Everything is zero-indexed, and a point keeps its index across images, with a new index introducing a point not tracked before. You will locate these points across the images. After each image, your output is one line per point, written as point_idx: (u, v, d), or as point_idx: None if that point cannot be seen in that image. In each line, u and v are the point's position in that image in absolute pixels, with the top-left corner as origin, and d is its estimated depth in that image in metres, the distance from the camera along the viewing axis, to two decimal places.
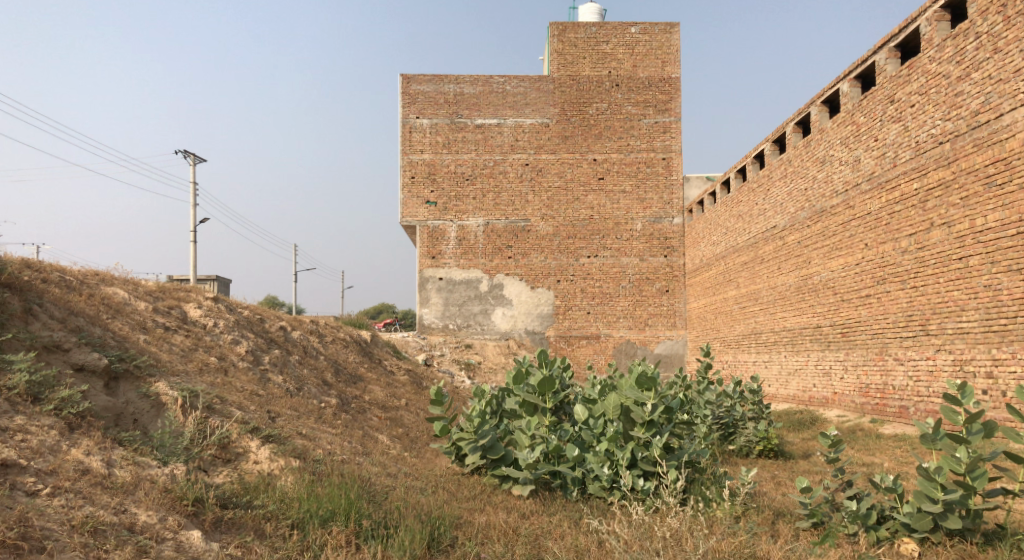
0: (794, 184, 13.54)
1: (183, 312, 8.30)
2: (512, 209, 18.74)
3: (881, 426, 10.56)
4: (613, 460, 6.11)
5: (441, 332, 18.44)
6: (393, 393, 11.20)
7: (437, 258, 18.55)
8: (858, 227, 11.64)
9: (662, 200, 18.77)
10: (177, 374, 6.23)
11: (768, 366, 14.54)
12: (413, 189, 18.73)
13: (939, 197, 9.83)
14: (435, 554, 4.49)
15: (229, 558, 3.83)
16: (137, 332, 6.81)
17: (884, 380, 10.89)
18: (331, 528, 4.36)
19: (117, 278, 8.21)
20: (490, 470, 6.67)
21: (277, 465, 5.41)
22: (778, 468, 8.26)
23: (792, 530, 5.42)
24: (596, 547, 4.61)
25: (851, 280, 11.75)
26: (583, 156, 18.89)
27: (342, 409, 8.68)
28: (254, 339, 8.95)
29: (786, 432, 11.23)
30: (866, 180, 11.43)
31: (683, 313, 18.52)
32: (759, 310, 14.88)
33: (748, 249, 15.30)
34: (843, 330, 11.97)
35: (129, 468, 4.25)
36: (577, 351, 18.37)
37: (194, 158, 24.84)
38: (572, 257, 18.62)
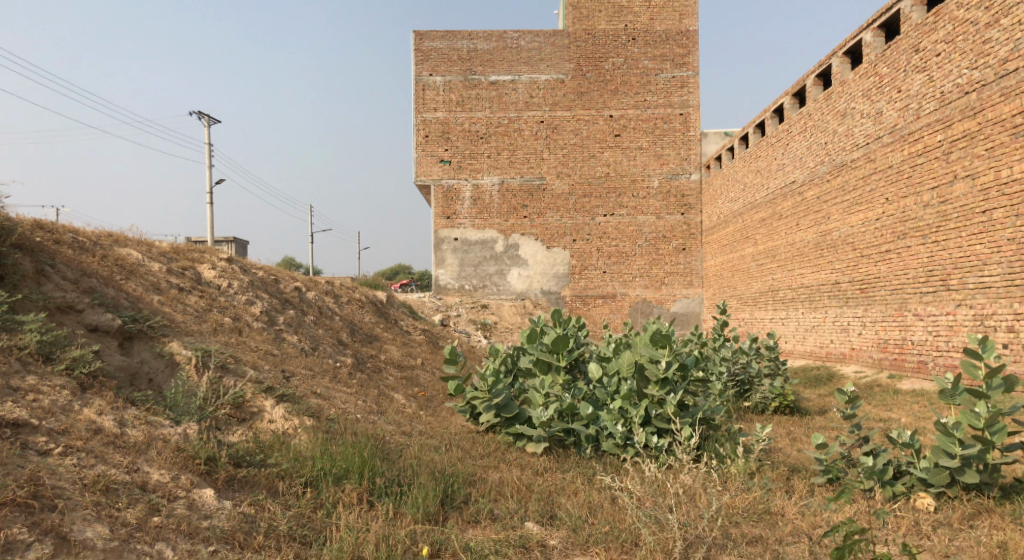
0: (814, 138, 13.22)
1: (197, 273, 8.31)
2: (527, 168, 18.54)
3: (900, 382, 10.47)
4: (627, 418, 6.08)
5: (457, 293, 18.46)
6: (409, 352, 11.25)
7: (452, 217, 18.45)
8: (879, 181, 11.38)
9: (679, 156, 18.44)
10: (191, 334, 6.26)
11: (786, 323, 14.42)
12: (427, 148, 18.57)
13: (963, 149, 9.57)
14: (449, 510, 4.51)
15: (242, 516, 3.87)
16: (151, 293, 6.83)
17: (903, 336, 10.76)
18: (344, 486, 4.39)
19: (131, 239, 8.22)
20: (505, 428, 6.67)
21: (292, 424, 5.44)
22: (794, 424, 8.22)
23: (807, 486, 5.35)
24: (609, 504, 4.61)
25: (872, 235, 11.53)
26: (599, 113, 18.57)
27: (357, 368, 8.72)
28: (269, 300, 8.96)
29: (803, 388, 11.18)
30: (888, 133, 11.12)
31: (700, 271, 18.38)
32: (776, 266, 14.71)
33: (766, 205, 15.04)
34: (862, 286, 11.80)
35: (142, 427, 4.29)
36: (593, 310, 18.33)
37: (209, 119, 24.75)
38: (587, 216, 18.46)
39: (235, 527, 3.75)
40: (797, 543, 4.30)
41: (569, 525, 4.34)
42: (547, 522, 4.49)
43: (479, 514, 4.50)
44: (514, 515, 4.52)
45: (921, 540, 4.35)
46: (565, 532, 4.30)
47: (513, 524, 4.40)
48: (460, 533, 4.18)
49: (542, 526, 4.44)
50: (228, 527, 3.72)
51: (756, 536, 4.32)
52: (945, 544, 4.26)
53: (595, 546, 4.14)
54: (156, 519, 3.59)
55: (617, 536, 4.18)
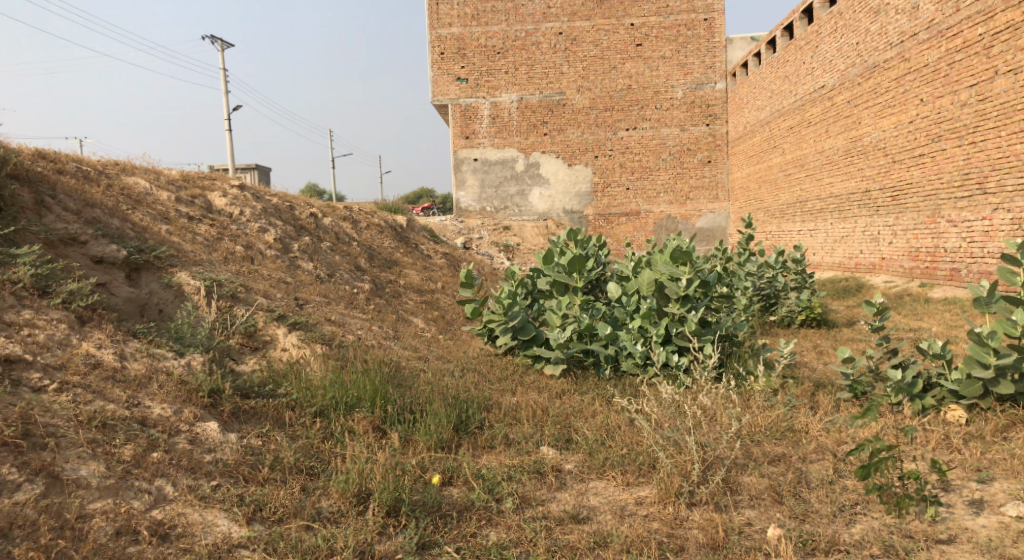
0: (845, 38, 12.46)
1: (207, 202, 8.14)
2: (546, 83, 17.88)
3: (931, 290, 10.15)
4: (646, 337, 5.93)
5: (479, 215, 18.23)
6: (429, 276, 11.14)
7: (471, 137, 18.02)
8: (913, 81, 10.73)
9: (704, 64, 17.60)
10: (200, 263, 6.14)
11: (813, 235, 14.02)
12: (442, 65, 17.96)
13: (1006, 42, 8.94)
14: (463, 436, 4.44)
15: (246, 448, 3.83)
16: (159, 223, 6.69)
17: (935, 244, 10.37)
18: (355, 415, 4.33)
19: (138, 168, 8.03)
20: (522, 350, 6.56)
21: (305, 352, 5.36)
22: (820, 336, 8.03)
23: (833, 402, 5.17)
24: (627, 426, 4.49)
25: (904, 140, 10.98)
26: (619, 22, 17.70)
27: (375, 294, 8.63)
28: (283, 227, 8.81)
29: (831, 300, 10.93)
30: (924, 29, 10.40)
31: (726, 185, 17.86)
32: (804, 177, 14.18)
33: (794, 112, 14.38)
34: (894, 194, 11.32)
35: (144, 360, 4.23)
36: (616, 228, 18.04)
37: (222, 43, 24.11)
38: (609, 131, 17.87)
39: (238, 461, 3.72)
40: (821, 461, 4.18)
41: (585, 449, 4.26)
42: (563, 447, 4.40)
43: (495, 438, 4.43)
44: (529, 439, 4.44)
45: (952, 454, 4.19)
46: (581, 456, 4.22)
47: (528, 448, 4.32)
48: (473, 460, 4.11)
49: (558, 451, 4.36)
50: (231, 461, 3.70)
51: (778, 455, 4.19)
52: (978, 458, 4.09)
53: (611, 469, 4.05)
54: (155, 455, 3.57)
55: (635, 459, 4.09)
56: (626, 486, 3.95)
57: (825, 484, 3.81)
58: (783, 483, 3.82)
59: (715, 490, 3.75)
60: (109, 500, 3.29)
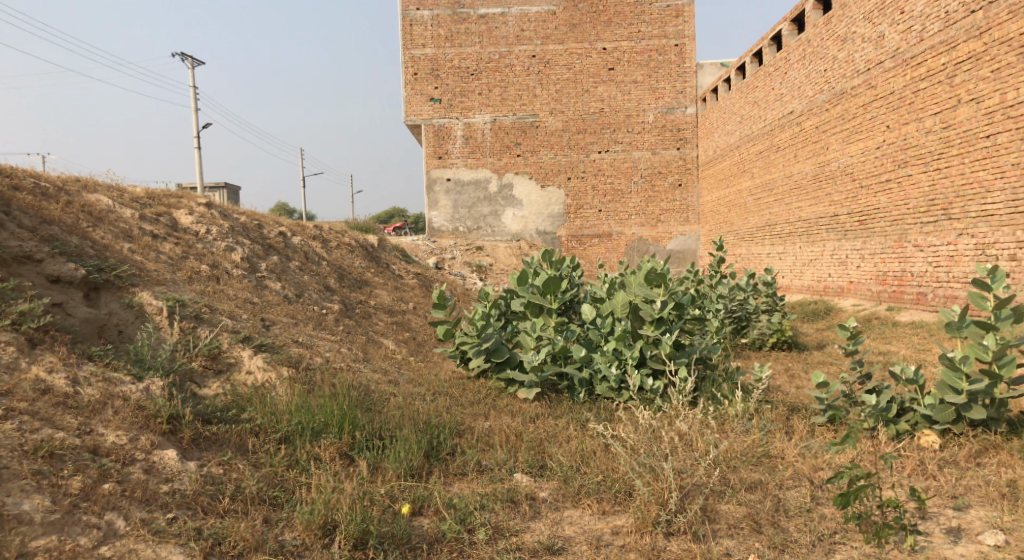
0: (812, 66, 12.69)
1: (173, 219, 7.92)
2: (519, 105, 17.93)
3: (898, 313, 10.26)
4: (621, 360, 5.86)
5: (451, 235, 18.14)
6: (400, 297, 11.00)
7: (444, 157, 17.97)
8: (879, 108, 10.93)
9: (675, 89, 17.81)
10: (163, 282, 5.94)
11: (782, 258, 14.15)
12: (416, 86, 17.93)
13: (968, 71, 9.15)
14: (434, 463, 4.31)
15: (205, 478, 3.66)
16: (121, 241, 6.48)
17: (902, 268, 10.50)
18: (322, 441, 4.18)
19: (101, 184, 7.80)
20: (495, 373, 6.45)
21: (272, 375, 5.19)
22: (791, 360, 8.04)
23: (808, 427, 5.13)
24: (602, 451, 4.40)
25: (871, 165, 11.16)
26: (592, 46, 17.87)
27: (345, 315, 8.47)
28: (251, 246, 8.62)
29: (800, 323, 11.01)
30: (889, 58, 10.63)
31: (696, 208, 18.01)
32: (773, 201, 14.35)
33: (764, 137, 14.58)
34: (861, 218, 11.48)
35: (99, 385, 4.04)
36: (589, 250, 18.06)
37: (193, 61, 23.86)
38: (582, 153, 17.95)
39: (196, 492, 3.55)
40: (798, 487, 4.13)
41: (560, 475, 4.15)
42: (537, 474, 4.29)
43: (467, 465, 4.30)
44: (503, 466, 4.32)
45: (928, 480, 4.16)
46: (555, 483, 4.11)
47: (501, 475, 4.20)
48: (444, 488, 3.98)
49: (532, 478, 4.24)
50: (190, 491, 3.53)
51: (755, 482, 4.13)
52: (954, 484, 4.07)
53: (587, 497, 3.95)
54: (106, 486, 3.38)
55: (611, 487, 4.00)
56: (602, 515, 3.85)
57: (804, 512, 3.75)
58: (761, 511, 3.76)
59: (693, 519, 3.67)
60: (53, 537, 3.11)
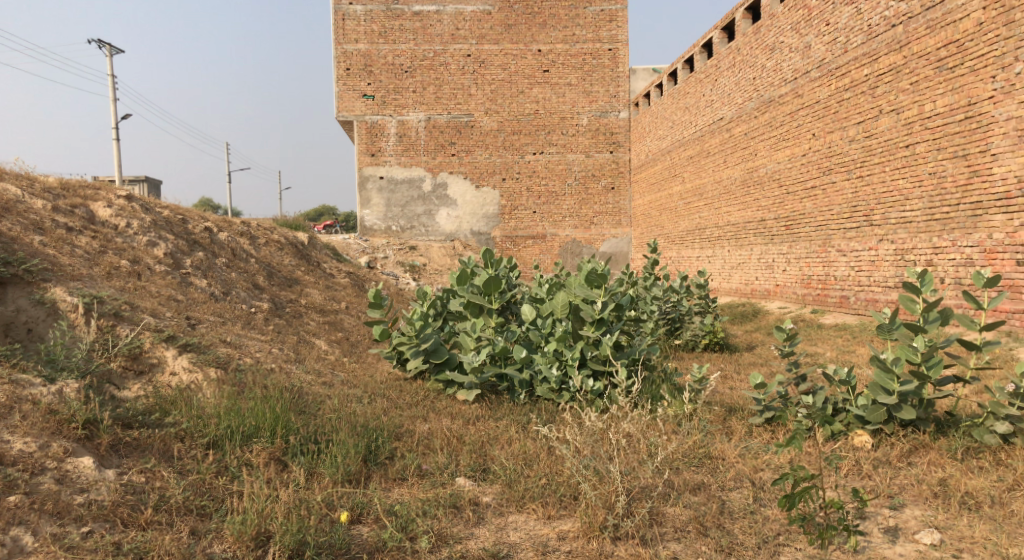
0: (742, 74, 13.01)
1: (89, 212, 7.43)
2: (454, 103, 17.76)
3: (822, 316, 10.61)
4: (562, 361, 5.81)
5: (384, 234, 17.80)
6: (332, 296, 10.69)
7: (377, 155, 17.63)
8: (806, 116, 11.28)
9: (608, 93, 18.01)
10: (79, 278, 5.54)
11: (711, 261, 14.46)
12: (348, 81, 17.53)
13: (889, 83, 9.54)
14: (373, 468, 4.15)
15: (125, 487, 3.40)
16: (31, 233, 6.02)
17: (826, 272, 10.87)
18: (254, 445, 3.95)
19: (8, 173, 7.24)
20: (434, 374, 6.30)
21: (198, 377, 4.89)
22: (724, 361, 8.18)
23: (746, 427, 5.21)
24: (546, 454, 4.32)
25: (798, 172, 11.51)
26: (527, 47, 17.87)
27: (275, 314, 8.14)
28: (175, 241, 8.18)
29: (730, 325, 11.27)
30: (816, 68, 10.98)
31: (628, 211, 18.24)
32: (703, 205, 14.66)
33: (694, 143, 14.87)
34: (787, 223, 11.83)
35: (4, 388, 3.69)
36: (523, 251, 18.06)
37: (111, 48, 22.69)
38: (517, 154, 17.93)
39: (115, 503, 3.29)
40: (740, 488, 4.16)
41: (504, 479, 4.06)
42: (480, 477, 4.18)
43: (406, 470, 4.16)
44: (444, 471, 4.19)
45: (864, 480, 4.28)
46: (499, 488, 4.01)
47: (443, 480, 4.07)
48: (383, 494, 3.83)
49: (475, 482, 4.13)
50: (108, 502, 3.26)
51: (698, 483, 4.16)
52: (888, 484, 4.20)
53: (532, 502, 3.87)
54: (11, 499, 3.09)
55: (556, 490, 3.93)
56: (548, 519, 3.78)
57: (747, 514, 3.79)
58: (706, 513, 3.80)
59: (641, 523, 3.65)
60: None
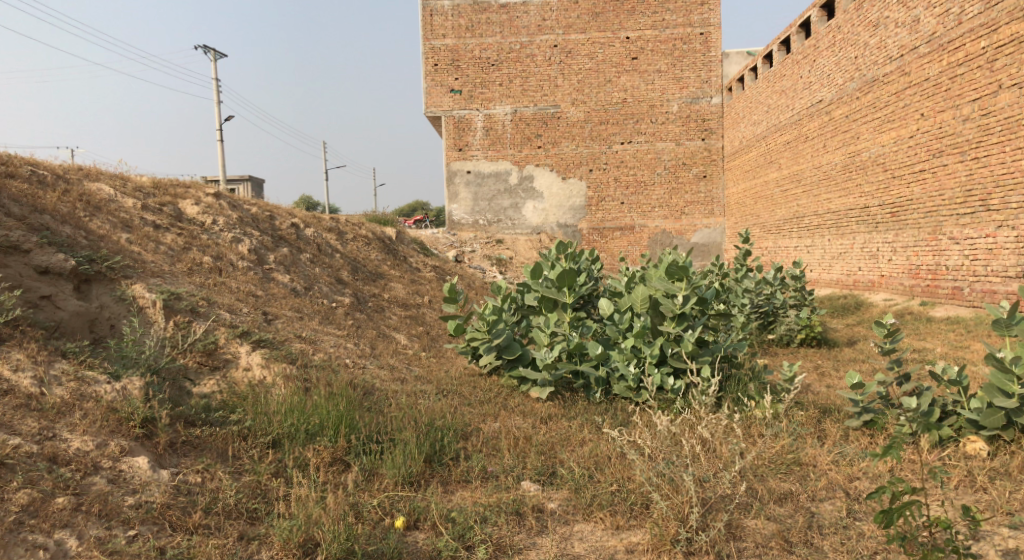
0: (843, 52, 12.15)
1: (178, 210, 7.68)
2: (541, 95, 17.55)
3: (932, 309, 9.77)
4: (640, 358, 5.52)
5: (471, 228, 17.82)
6: (417, 290, 10.72)
7: (464, 149, 17.64)
8: (913, 95, 10.41)
9: (700, 79, 17.30)
10: (159, 274, 5.69)
11: (810, 251, 13.65)
12: (436, 77, 17.61)
13: (1010, 55, 8.63)
14: (436, 469, 4.02)
15: (176, 489, 3.41)
16: (119, 231, 6.25)
17: (936, 261, 10.00)
18: (316, 444, 3.91)
19: (104, 174, 7.57)
20: (508, 371, 6.14)
21: (269, 372, 4.91)
22: (820, 357, 7.64)
23: (841, 431, 4.79)
24: (617, 458, 4.08)
25: (904, 155, 10.65)
26: (615, 35, 17.41)
27: (356, 308, 8.20)
28: (260, 237, 8.36)
29: (829, 318, 10.57)
30: (925, 43, 10.10)
31: (721, 200, 17.51)
32: (801, 193, 13.84)
33: (792, 127, 14.04)
34: (893, 210, 10.98)
35: (70, 385, 3.78)
36: (611, 243, 17.66)
37: (216, 54, 23.70)
38: (604, 145, 17.53)
39: (166, 505, 3.30)
40: (832, 500, 3.80)
41: (571, 485, 3.84)
42: (546, 482, 3.98)
43: (470, 472, 4.00)
44: (509, 473, 4.00)
45: (978, 495, 3.81)
46: (566, 493, 3.80)
47: (507, 483, 3.89)
48: (442, 498, 3.70)
49: (540, 486, 3.93)
50: (157, 505, 3.28)
51: (785, 493, 3.81)
52: (1008, 499, 3.71)
53: (599, 510, 3.63)
54: (59, 500, 3.13)
55: (626, 499, 3.68)
56: (616, 530, 3.53)
57: (839, 529, 3.44)
58: (792, 528, 3.47)
59: (716, 537, 3.35)
60: None
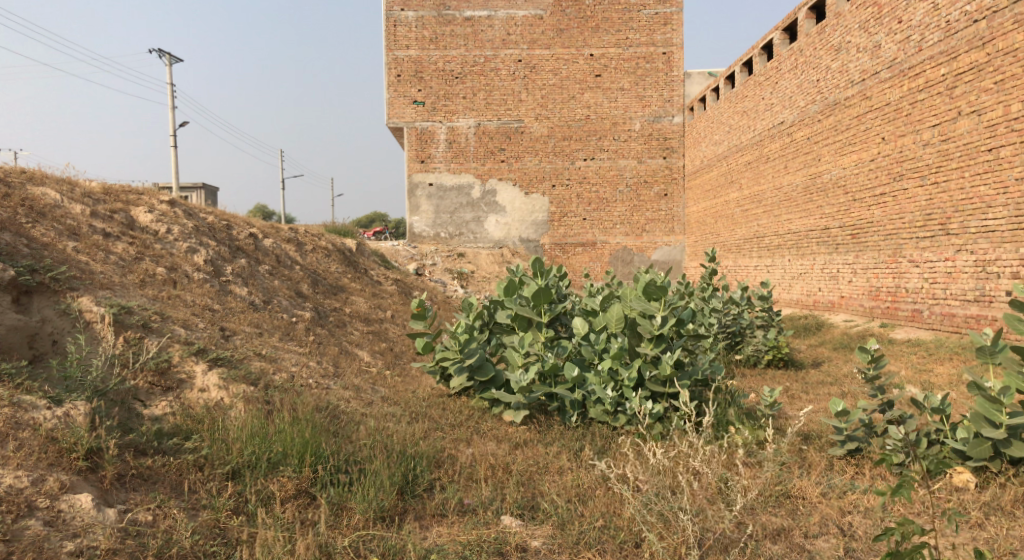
0: (805, 75, 12.29)
1: (129, 217, 7.25)
2: (505, 109, 17.41)
3: (892, 330, 9.83)
4: (618, 381, 5.32)
5: (433, 241, 17.53)
6: (378, 304, 10.39)
7: (427, 161, 17.37)
8: (874, 119, 10.54)
9: (662, 98, 17.40)
10: (109, 286, 5.30)
11: (770, 271, 13.72)
12: (399, 87, 17.34)
13: (969, 83, 8.78)
14: (409, 502, 3.76)
15: (124, 531, 3.08)
16: (65, 239, 5.83)
17: (896, 283, 10.09)
18: (281, 476, 3.61)
19: (49, 177, 7.11)
20: (479, 392, 5.89)
21: (227, 394, 4.57)
22: (789, 378, 7.57)
23: (826, 459, 4.66)
24: (602, 490, 3.87)
25: (865, 178, 10.76)
26: (579, 52, 17.42)
27: (317, 323, 7.86)
28: (216, 247, 7.96)
29: (793, 339, 10.56)
30: (886, 68, 10.24)
31: (682, 218, 17.56)
32: (762, 213, 13.93)
33: (753, 148, 14.14)
34: (854, 232, 11.07)
35: (3, 411, 3.40)
36: (572, 259, 17.55)
37: (171, 58, 23.00)
38: (567, 160, 17.46)
39: (113, 550, 2.98)
40: (827, 536, 3.67)
41: (555, 520, 3.62)
42: (528, 516, 3.73)
43: (446, 505, 3.75)
44: (488, 507, 3.75)
45: (974, 531, 3.73)
46: (550, 530, 3.58)
47: (487, 518, 3.65)
48: (418, 536, 3.44)
49: (522, 521, 3.69)
50: (101, 550, 2.95)
51: (778, 529, 3.71)
52: (1003, 536, 3.62)
53: (587, 550, 3.42)
54: None
55: (616, 536, 3.48)
56: None
57: None
58: None
59: None
60: None
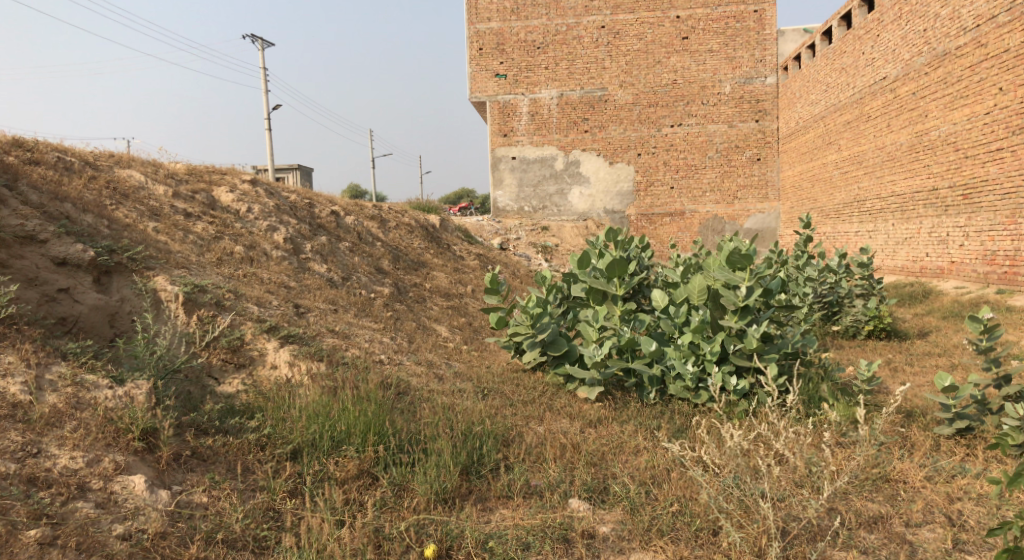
0: (910, 26, 11.27)
1: (211, 197, 7.42)
2: (588, 78, 16.96)
3: (1011, 297, 8.93)
4: (699, 355, 4.99)
5: (516, 215, 17.37)
6: (459, 279, 10.31)
7: (510, 135, 17.18)
8: (990, 69, 9.54)
9: (753, 58, 16.46)
10: (185, 265, 5.40)
11: (873, 236, 12.77)
12: (480, 61, 17.15)
13: None
14: (474, 482, 3.64)
15: (174, 514, 3.11)
16: (146, 220, 6.00)
17: (1016, 247, 9.17)
18: (342, 456, 3.56)
19: (136, 160, 7.36)
20: (554, 367, 5.69)
21: (296, 371, 4.56)
22: (891, 350, 6.98)
23: (933, 440, 4.21)
24: (677, 473, 3.61)
25: (979, 133, 9.81)
26: (665, 14, 16.66)
27: (396, 299, 7.85)
28: (297, 225, 8.06)
29: (897, 308, 9.80)
30: (1005, 10, 9.22)
31: (776, 183, 16.65)
32: (863, 175, 12.98)
33: (853, 106, 13.16)
34: (966, 191, 10.12)
35: (66, 391, 3.48)
36: (660, 230, 16.98)
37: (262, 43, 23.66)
38: (653, 128, 16.83)
39: (161, 533, 3.02)
40: (931, 526, 3.32)
41: (626, 505, 3.41)
42: (598, 500, 3.53)
43: (511, 486, 3.59)
44: (556, 489, 3.57)
45: None
46: (619, 515, 3.37)
47: (553, 501, 3.47)
48: (478, 520, 3.33)
49: (591, 505, 3.49)
50: (149, 535, 2.99)
51: (875, 517, 3.36)
52: None
53: (659, 538, 3.21)
54: (34, 532, 2.83)
55: (690, 524, 3.26)
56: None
57: None
58: None
59: None
60: None
